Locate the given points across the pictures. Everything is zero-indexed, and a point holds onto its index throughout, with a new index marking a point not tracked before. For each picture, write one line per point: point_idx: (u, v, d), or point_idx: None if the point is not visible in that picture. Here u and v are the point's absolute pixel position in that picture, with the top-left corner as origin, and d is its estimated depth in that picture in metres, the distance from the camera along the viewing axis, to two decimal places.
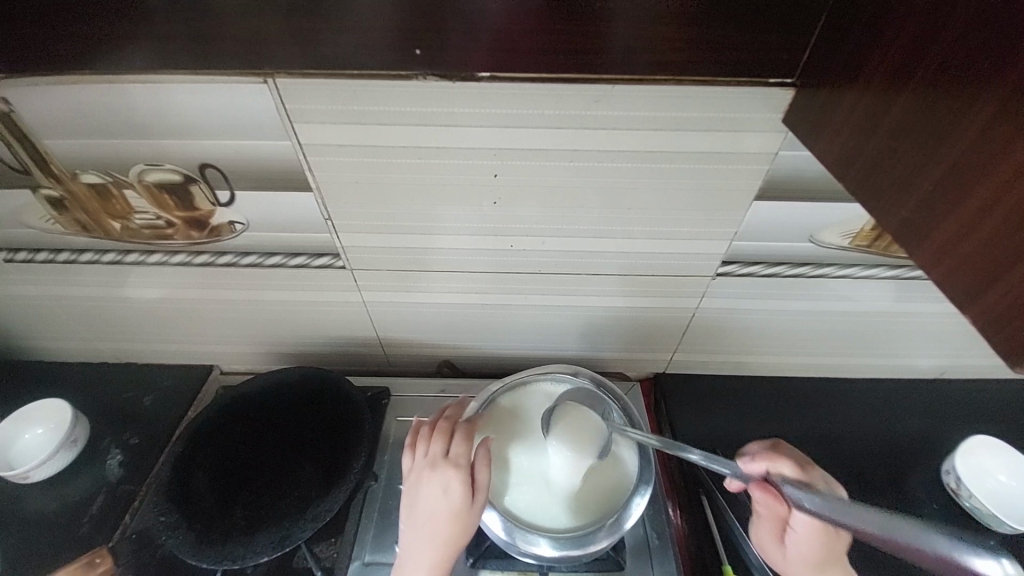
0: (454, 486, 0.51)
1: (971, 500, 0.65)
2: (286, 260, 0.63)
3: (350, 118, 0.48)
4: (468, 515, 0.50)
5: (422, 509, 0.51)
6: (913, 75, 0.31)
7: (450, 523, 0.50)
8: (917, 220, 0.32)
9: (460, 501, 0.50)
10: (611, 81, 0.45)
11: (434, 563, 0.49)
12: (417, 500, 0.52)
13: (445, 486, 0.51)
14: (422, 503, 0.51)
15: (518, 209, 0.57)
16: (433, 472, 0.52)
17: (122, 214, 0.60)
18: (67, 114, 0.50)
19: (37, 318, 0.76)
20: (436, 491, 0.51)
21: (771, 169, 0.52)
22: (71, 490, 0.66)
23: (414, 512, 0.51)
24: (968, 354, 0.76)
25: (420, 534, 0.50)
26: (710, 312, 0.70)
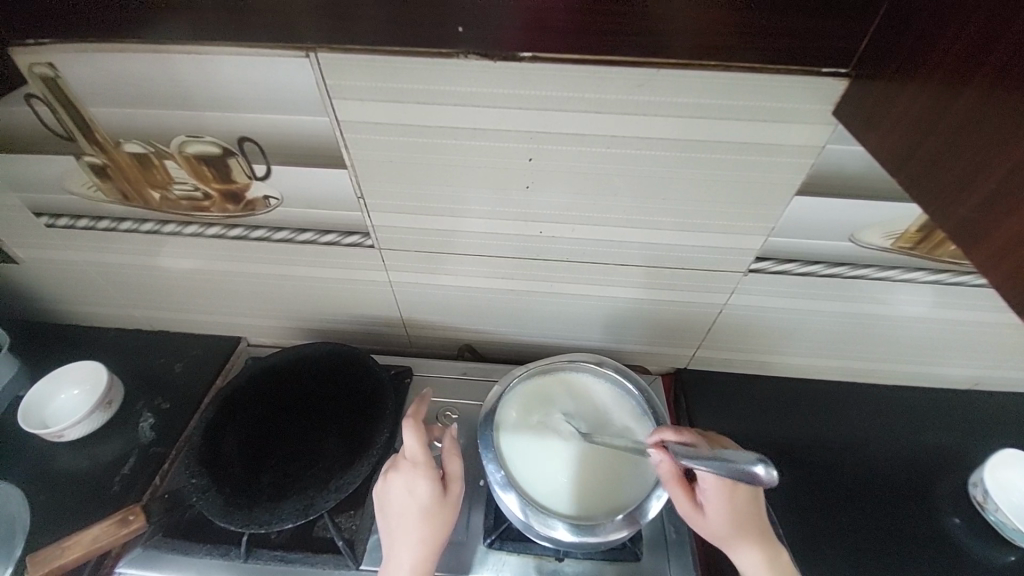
0: (420, 485, 0.53)
1: (997, 513, 0.63)
2: (317, 237, 0.64)
3: (388, 96, 0.48)
4: (440, 508, 0.52)
5: (394, 511, 0.52)
6: (974, 73, 0.30)
7: (424, 520, 0.52)
8: (976, 221, 0.31)
9: (429, 497, 0.52)
10: (656, 65, 0.44)
11: (416, 561, 0.51)
12: (388, 499, 0.53)
13: (411, 486, 0.53)
14: (393, 503, 0.53)
15: (551, 195, 0.56)
16: (398, 471, 0.54)
17: (161, 184, 0.61)
18: (112, 83, 0.51)
19: (76, 283, 0.79)
20: (402, 489, 0.53)
21: (817, 162, 0.51)
22: (104, 450, 0.69)
23: (387, 514, 0.53)
24: (1006, 366, 0.73)
25: (400, 536, 0.52)
26: (738, 309, 0.68)
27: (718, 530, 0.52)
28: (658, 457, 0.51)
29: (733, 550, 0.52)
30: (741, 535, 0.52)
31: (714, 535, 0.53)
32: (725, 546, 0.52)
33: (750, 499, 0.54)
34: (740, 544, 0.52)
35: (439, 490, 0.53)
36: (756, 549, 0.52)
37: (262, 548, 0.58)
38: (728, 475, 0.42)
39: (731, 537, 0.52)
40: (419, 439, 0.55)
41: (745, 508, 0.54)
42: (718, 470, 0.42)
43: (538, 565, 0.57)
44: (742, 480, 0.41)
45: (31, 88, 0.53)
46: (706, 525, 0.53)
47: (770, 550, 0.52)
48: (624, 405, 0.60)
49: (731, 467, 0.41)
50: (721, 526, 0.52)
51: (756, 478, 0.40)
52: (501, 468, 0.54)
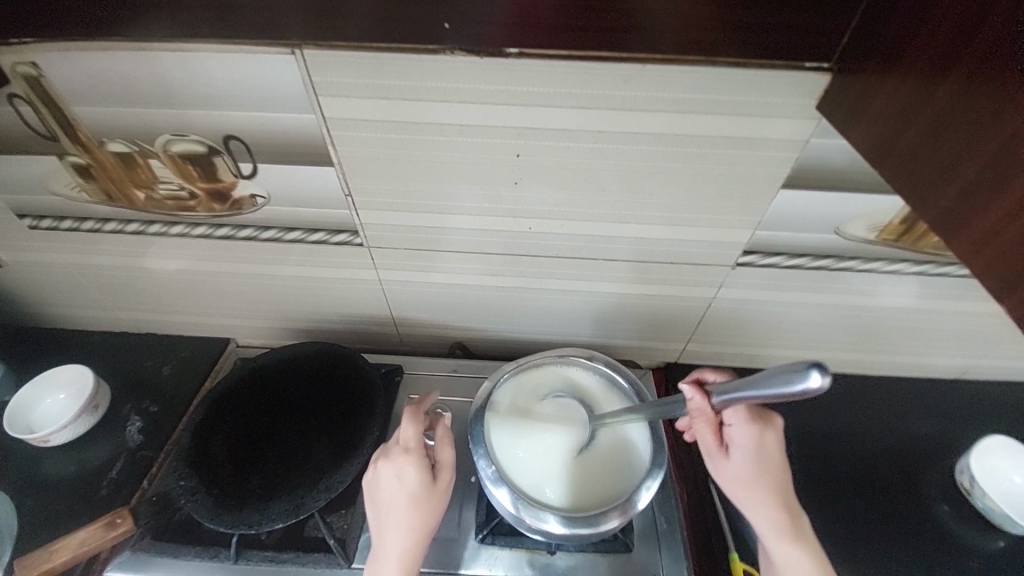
0: (410, 473, 0.52)
1: (984, 498, 0.64)
2: (305, 236, 0.64)
3: (374, 93, 0.48)
4: (429, 498, 0.52)
5: (385, 500, 0.52)
6: (954, 65, 0.30)
7: (414, 509, 0.51)
8: (955, 211, 0.31)
9: (419, 487, 0.52)
10: (641, 61, 0.44)
11: (404, 554, 0.50)
12: (378, 485, 0.53)
13: (400, 473, 0.52)
14: (382, 493, 0.52)
15: (539, 191, 0.56)
16: (388, 458, 0.54)
17: (146, 183, 0.60)
18: (95, 82, 0.50)
19: (60, 285, 0.78)
20: (392, 477, 0.52)
21: (801, 156, 0.51)
22: (92, 453, 0.68)
23: (377, 504, 0.53)
24: (990, 355, 0.74)
25: (390, 527, 0.51)
26: (726, 302, 0.69)
27: (737, 479, 0.54)
28: (690, 395, 0.47)
29: (746, 500, 0.53)
30: (760, 490, 0.53)
31: (731, 479, 0.54)
32: (741, 498, 0.53)
33: (777, 455, 0.55)
34: (756, 499, 0.53)
35: (429, 478, 0.53)
36: (772, 507, 0.52)
37: (252, 549, 0.57)
38: (775, 397, 0.37)
39: (748, 491, 0.53)
40: (413, 426, 0.55)
41: (770, 463, 0.54)
42: (767, 395, 0.38)
43: (531, 559, 0.57)
44: (794, 398, 0.36)
45: (11, 86, 0.52)
46: (726, 471, 0.54)
47: (783, 503, 0.53)
48: (615, 400, 0.60)
49: (777, 387, 0.37)
50: (742, 478, 0.53)
51: (803, 391, 0.35)
52: (491, 463, 0.53)
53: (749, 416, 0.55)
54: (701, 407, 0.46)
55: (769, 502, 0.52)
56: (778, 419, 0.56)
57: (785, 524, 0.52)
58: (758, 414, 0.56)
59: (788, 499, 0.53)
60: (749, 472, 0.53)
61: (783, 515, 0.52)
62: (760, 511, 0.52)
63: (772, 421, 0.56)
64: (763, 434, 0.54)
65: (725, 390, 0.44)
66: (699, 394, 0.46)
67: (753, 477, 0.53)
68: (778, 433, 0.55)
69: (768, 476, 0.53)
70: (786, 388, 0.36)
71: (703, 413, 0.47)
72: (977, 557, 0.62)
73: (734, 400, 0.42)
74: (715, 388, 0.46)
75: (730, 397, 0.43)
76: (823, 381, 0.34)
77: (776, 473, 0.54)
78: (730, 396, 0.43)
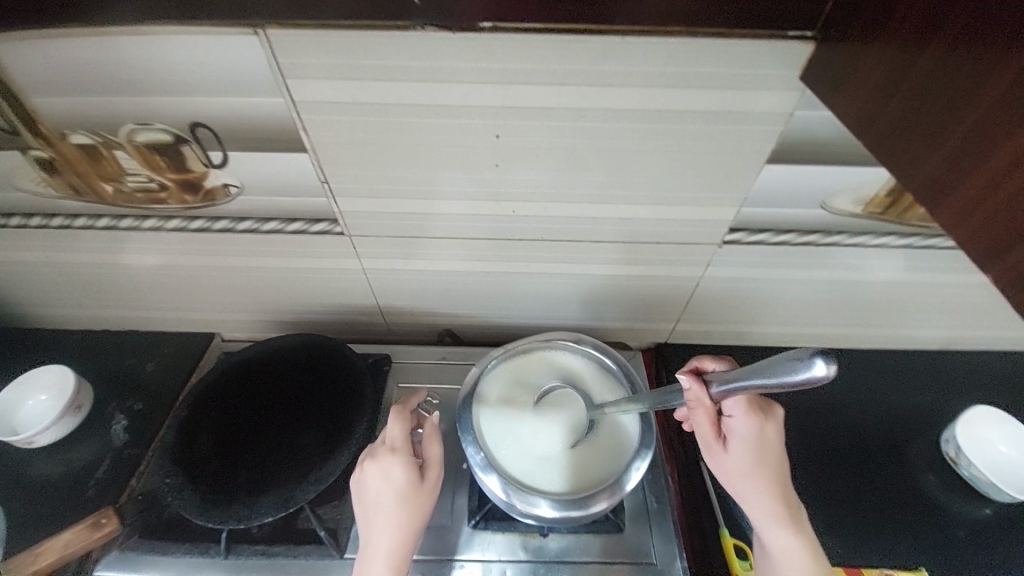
0: (397, 471, 0.52)
1: (968, 468, 0.65)
2: (283, 226, 0.62)
3: (344, 74, 0.46)
4: (417, 495, 0.52)
5: (372, 499, 0.52)
6: (937, 30, 0.29)
7: (402, 507, 0.51)
8: (939, 179, 0.30)
9: (406, 484, 0.52)
10: (620, 33, 0.43)
11: (394, 550, 0.50)
12: (365, 485, 0.52)
13: (387, 472, 0.52)
14: (369, 492, 0.52)
15: (521, 173, 0.55)
16: (375, 457, 0.53)
17: (114, 175, 0.58)
18: (49, 70, 0.48)
19: (34, 285, 0.75)
20: (379, 476, 0.52)
21: (786, 129, 0.50)
22: (77, 454, 0.67)
23: (364, 504, 0.52)
24: (975, 325, 0.75)
25: (379, 525, 0.51)
26: (714, 281, 0.69)
27: (736, 470, 0.54)
28: (688, 385, 0.47)
29: (745, 491, 0.53)
30: (758, 481, 0.53)
31: (730, 470, 0.54)
32: (740, 490, 0.54)
33: (777, 447, 0.55)
34: (755, 490, 0.53)
35: (417, 475, 0.52)
36: (770, 497, 0.52)
37: (244, 543, 0.57)
38: (780, 386, 0.37)
39: (747, 482, 0.53)
40: (399, 425, 0.55)
41: (771, 455, 0.54)
42: (770, 384, 0.38)
43: (524, 542, 0.57)
44: (798, 386, 0.36)
45: None
46: (725, 462, 0.54)
47: (782, 494, 0.53)
48: (603, 382, 0.60)
49: (784, 375, 0.37)
50: (741, 469, 0.54)
51: (810, 379, 0.36)
52: (480, 450, 0.53)
53: (749, 408, 0.55)
54: (698, 397, 0.47)
55: (768, 492, 0.53)
56: (779, 411, 0.57)
57: (783, 515, 0.52)
58: (759, 405, 0.56)
59: (787, 491, 0.53)
60: (748, 463, 0.53)
61: (781, 505, 0.52)
62: (759, 503, 0.52)
63: (772, 412, 0.57)
64: (764, 425, 0.55)
65: (727, 380, 0.44)
66: (697, 384, 0.46)
67: (751, 468, 0.53)
68: (778, 424, 0.56)
69: (767, 467, 0.54)
70: (790, 377, 0.36)
71: (701, 405, 0.48)
72: (961, 523, 0.63)
73: (736, 390, 0.42)
74: (714, 378, 0.46)
75: (729, 387, 0.43)
76: (829, 369, 0.35)
77: (775, 464, 0.54)
78: (732, 386, 0.43)
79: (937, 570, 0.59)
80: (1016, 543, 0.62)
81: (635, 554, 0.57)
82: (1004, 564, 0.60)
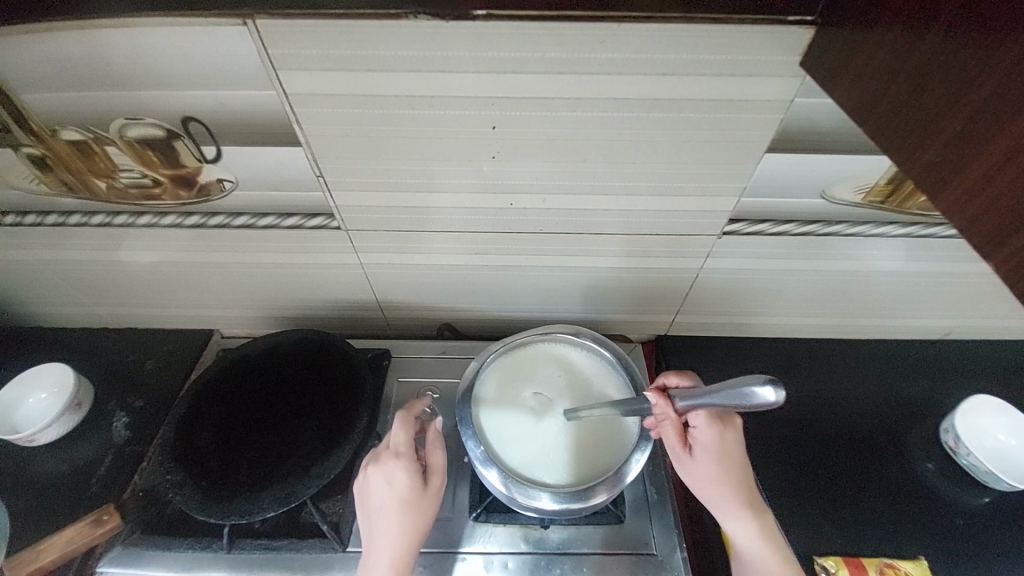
0: (400, 478, 0.52)
1: (969, 457, 0.65)
2: (279, 221, 0.62)
3: (338, 65, 0.45)
4: (420, 500, 0.52)
5: (375, 505, 0.52)
6: (936, 16, 0.29)
7: (405, 513, 0.51)
8: (941, 164, 0.30)
9: (409, 489, 0.52)
10: (616, 19, 0.42)
11: (397, 554, 0.50)
12: (368, 492, 0.52)
13: (390, 477, 0.52)
14: (372, 496, 0.52)
15: (518, 164, 0.54)
16: (377, 463, 0.53)
17: (106, 172, 0.58)
18: (36, 64, 0.47)
19: (31, 283, 0.75)
20: (382, 482, 0.52)
21: (786, 117, 0.49)
22: (77, 452, 0.67)
23: (366, 508, 0.52)
24: (974, 314, 0.75)
25: (381, 531, 0.51)
26: (714, 272, 0.68)
27: (703, 479, 0.54)
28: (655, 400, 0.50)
29: (713, 500, 0.53)
30: (725, 488, 0.53)
31: (697, 479, 0.54)
32: (707, 497, 0.54)
33: (740, 453, 0.55)
34: (722, 497, 0.53)
35: (420, 482, 0.52)
36: (737, 504, 0.53)
37: (247, 538, 0.57)
38: (737, 407, 0.40)
39: (714, 489, 0.53)
40: (403, 431, 0.55)
41: (735, 462, 0.54)
42: (728, 404, 0.40)
43: (525, 535, 0.58)
44: (752, 407, 0.39)
45: None
46: (692, 471, 0.54)
47: (748, 500, 0.53)
48: (603, 375, 0.60)
49: (740, 397, 0.39)
50: (707, 477, 0.54)
51: (764, 403, 0.38)
52: (480, 443, 0.53)
53: (712, 417, 0.55)
54: (665, 411, 0.49)
55: (734, 499, 0.53)
56: (738, 419, 0.56)
57: (750, 520, 0.52)
58: (721, 415, 0.56)
59: (752, 497, 0.54)
60: (714, 472, 0.53)
61: (748, 511, 0.53)
62: (727, 510, 0.53)
63: (732, 421, 0.56)
64: (725, 435, 0.55)
65: (692, 395, 0.45)
66: (662, 400, 0.49)
67: (717, 477, 0.53)
68: (738, 432, 0.56)
69: (732, 475, 0.54)
70: (743, 400, 0.38)
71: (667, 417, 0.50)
72: (961, 512, 0.63)
73: (700, 405, 0.44)
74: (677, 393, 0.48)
75: (692, 403, 0.45)
76: (777, 394, 0.37)
77: (740, 471, 0.54)
78: (692, 401, 0.45)
79: (935, 559, 0.60)
80: (1014, 531, 0.62)
81: (636, 545, 0.57)
82: (1001, 553, 0.60)
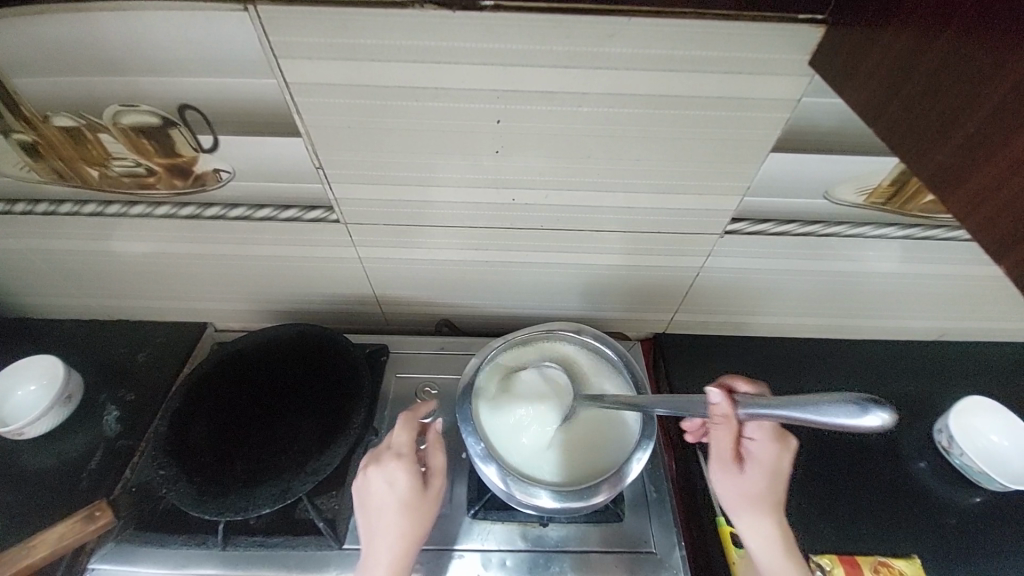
0: (401, 478, 0.52)
1: (962, 457, 0.65)
2: (277, 213, 0.61)
3: (341, 54, 0.44)
4: (420, 502, 0.52)
5: (374, 505, 0.51)
6: (949, 19, 0.29)
7: (405, 514, 0.51)
8: (954, 166, 0.29)
9: (410, 490, 0.51)
10: (625, 13, 0.41)
11: (395, 555, 0.50)
12: (368, 493, 0.52)
13: (391, 478, 0.52)
14: (372, 497, 0.51)
15: (521, 160, 0.54)
16: (378, 463, 0.53)
17: (99, 160, 0.56)
18: (27, 46, 0.46)
19: (20, 273, 0.73)
20: (383, 482, 0.52)
21: (792, 116, 0.49)
22: (68, 446, 0.66)
23: (366, 510, 0.52)
24: (970, 316, 0.76)
25: (379, 532, 0.50)
26: (715, 271, 0.68)
27: (733, 489, 0.53)
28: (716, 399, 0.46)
29: (737, 509, 0.53)
30: (751, 501, 0.53)
31: (728, 488, 0.54)
32: (732, 506, 0.53)
33: (780, 477, 0.54)
34: (747, 508, 0.53)
35: (420, 483, 0.52)
36: (760, 518, 0.52)
37: (241, 535, 0.57)
38: (822, 424, 0.39)
39: (739, 500, 0.53)
40: (406, 432, 0.55)
41: (783, 484, 0.54)
42: (816, 420, 0.39)
43: (523, 532, 0.57)
44: (843, 428, 0.38)
45: None
46: (726, 479, 0.54)
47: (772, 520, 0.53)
48: (603, 373, 0.59)
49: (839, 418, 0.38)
50: (738, 487, 0.53)
51: (860, 426, 0.37)
52: (481, 440, 0.53)
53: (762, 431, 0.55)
54: (724, 412, 0.46)
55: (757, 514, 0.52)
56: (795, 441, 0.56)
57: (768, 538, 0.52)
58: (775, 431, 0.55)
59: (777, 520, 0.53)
60: (747, 485, 0.53)
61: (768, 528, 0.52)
62: (749, 522, 0.52)
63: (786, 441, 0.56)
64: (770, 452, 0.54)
65: (757, 405, 0.44)
66: (725, 399, 0.46)
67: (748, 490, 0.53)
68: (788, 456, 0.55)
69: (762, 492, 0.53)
70: (838, 419, 0.38)
71: (725, 421, 0.47)
72: (953, 512, 0.64)
73: (766, 417, 0.43)
74: (742, 398, 0.46)
75: (761, 412, 0.44)
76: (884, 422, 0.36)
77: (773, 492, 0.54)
78: (759, 409, 0.44)
79: (928, 557, 0.60)
80: (1005, 531, 0.63)
81: (635, 543, 0.57)
82: (992, 552, 0.61)
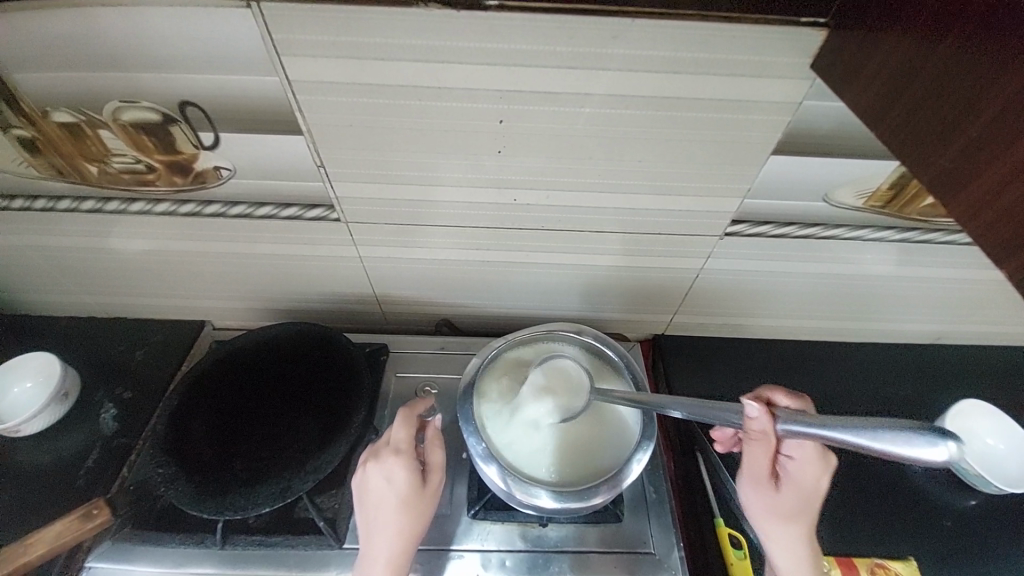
0: (400, 475, 0.51)
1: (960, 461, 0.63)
2: (278, 211, 0.61)
3: (343, 52, 0.44)
4: (418, 499, 0.51)
5: (373, 501, 0.51)
6: (951, 27, 0.29)
7: (403, 511, 0.51)
8: (956, 172, 0.30)
9: (408, 487, 0.51)
10: (629, 15, 0.41)
11: (393, 553, 0.50)
12: (366, 488, 0.52)
13: (389, 474, 0.51)
14: (370, 493, 0.51)
15: (523, 160, 0.54)
16: (377, 459, 0.53)
17: (98, 156, 0.56)
18: (27, 40, 0.45)
19: (16, 269, 0.73)
20: (381, 479, 0.51)
21: (794, 120, 0.49)
22: (64, 444, 0.66)
23: (363, 506, 0.51)
24: (967, 319, 0.76)
25: (378, 529, 0.50)
26: (715, 273, 0.68)
27: (765, 506, 0.53)
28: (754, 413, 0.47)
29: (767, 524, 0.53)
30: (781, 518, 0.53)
31: (760, 505, 0.53)
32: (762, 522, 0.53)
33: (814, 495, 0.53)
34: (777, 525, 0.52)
35: (419, 480, 0.52)
36: (789, 534, 0.52)
37: (240, 534, 0.57)
38: (877, 449, 0.37)
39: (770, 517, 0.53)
40: (404, 428, 0.54)
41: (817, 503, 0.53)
42: (868, 441, 0.37)
43: (523, 532, 0.57)
44: (900, 455, 0.36)
45: None
46: (759, 498, 0.53)
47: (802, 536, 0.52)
48: (604, 373, 0.60)
49: (906, 445, 0.35)
50: (770, 505, 0.53)
51: (921, 455, 0.35)
52: (482, 440, 0.53)
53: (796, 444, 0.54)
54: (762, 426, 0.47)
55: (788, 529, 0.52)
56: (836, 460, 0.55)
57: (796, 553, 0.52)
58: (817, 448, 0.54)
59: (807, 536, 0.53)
60: (779, 503, 0.52)
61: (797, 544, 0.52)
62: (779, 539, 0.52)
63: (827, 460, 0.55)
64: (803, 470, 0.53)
65: (799, 422, 0.44)
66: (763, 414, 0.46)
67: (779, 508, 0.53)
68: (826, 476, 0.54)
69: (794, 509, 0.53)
70: (895, 443, 0.36)
71: (762, 437, 0.47)
72: (950, 514, 0.64)
73: (810, 436, 0.42)
74: (782, 413, 0.46)
75: (804, 429, 0.43)
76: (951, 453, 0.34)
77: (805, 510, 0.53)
78: (802, 426, 0.43)
79: (924, 559, 0.61)
80: (1000, 533, 0.63)
81: (634, 543, 0.58)
82: (987, 554, 0.61)
